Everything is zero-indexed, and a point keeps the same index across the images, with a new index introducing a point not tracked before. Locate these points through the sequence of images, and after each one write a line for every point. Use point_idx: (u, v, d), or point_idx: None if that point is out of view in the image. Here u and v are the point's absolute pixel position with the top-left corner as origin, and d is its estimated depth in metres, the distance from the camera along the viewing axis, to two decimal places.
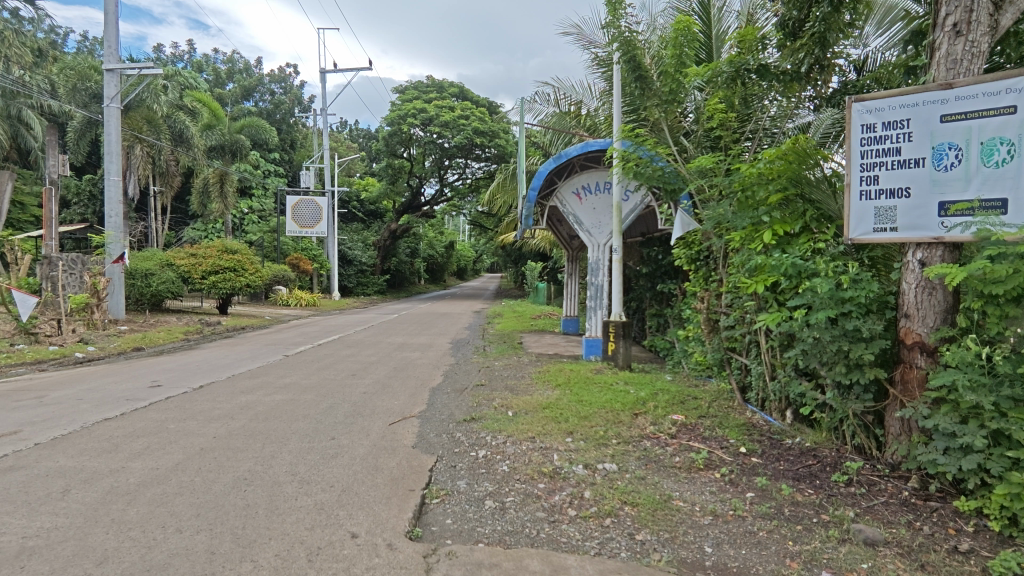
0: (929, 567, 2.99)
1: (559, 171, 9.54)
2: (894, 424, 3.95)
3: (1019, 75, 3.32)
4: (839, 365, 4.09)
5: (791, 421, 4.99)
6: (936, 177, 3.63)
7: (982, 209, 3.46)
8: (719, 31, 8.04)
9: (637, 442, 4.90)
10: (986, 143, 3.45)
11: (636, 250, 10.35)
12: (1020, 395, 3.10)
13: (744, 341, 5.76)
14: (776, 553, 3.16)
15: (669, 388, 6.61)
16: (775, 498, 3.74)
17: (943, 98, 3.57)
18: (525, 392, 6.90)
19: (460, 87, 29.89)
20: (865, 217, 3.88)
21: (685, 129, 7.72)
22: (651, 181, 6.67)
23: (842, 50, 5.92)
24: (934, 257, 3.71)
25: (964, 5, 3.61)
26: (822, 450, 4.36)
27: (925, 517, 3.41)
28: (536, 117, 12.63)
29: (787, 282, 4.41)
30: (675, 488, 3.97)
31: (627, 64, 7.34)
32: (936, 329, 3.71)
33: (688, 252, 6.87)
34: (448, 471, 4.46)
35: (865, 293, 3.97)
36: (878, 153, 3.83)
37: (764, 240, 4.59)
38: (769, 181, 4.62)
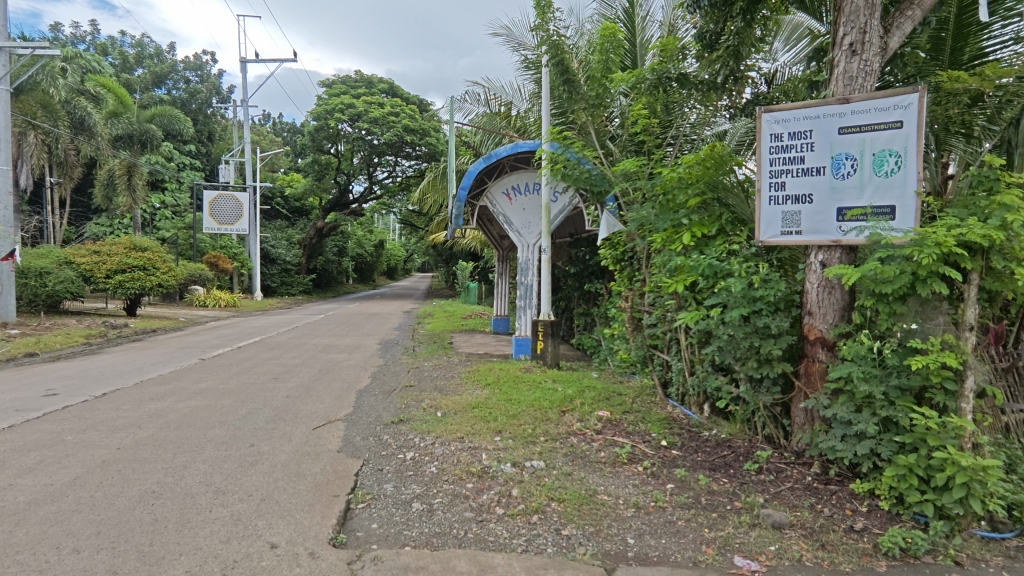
0: (828, 546, 3.22)
1: (490, 171, 9.58)
2: (799, 414, 4.24)
3: (905, 93, 3.64)
4: (751, 360, 4.36)
5: (708, 414, 5.25)
6: (835, 184, 3.91)
7: (874, 214, 3.76)
8: (643, 39, 8.33)
9: (563, 439, 4.99)
10: (877, 155, 3.75)
11: (566, 250, 10.55)
12: (906, 385, 3.42)
13: (666, 339, 6.01)
14: (693, 540, 3.31)
15: (595, 385, 6.78)
16: (693, 488, 3.92)
17: (841, 111, 3.86)
18: (454, 391, 6.88)
19: (390, 83, 29.41)
20: (773, 221, 4.14)
21: (611, 133, 7.94)
22: (578, 183, 6.85)
23: (754, 63, 6.26)
24: (833, 259, 4.02)
25: (860, 26, 3.92)
26: (735, 441, 4.63)
27: (826, 500, 3.67)
28: (467, 116, 12.60)
29: (704, 282, 4.63)
30: (600, 483, 4.07)
31: (556, 67, 7.49)
32: (835, 325, 4.02)
33: (613, 252, 7.04)
34: (375, 474, 4.36)
35: (774, 292, 4.24)
36: (785, 161, 4.10)
37: (683, 241, 4.80)
38: (688, 185, 4.87)
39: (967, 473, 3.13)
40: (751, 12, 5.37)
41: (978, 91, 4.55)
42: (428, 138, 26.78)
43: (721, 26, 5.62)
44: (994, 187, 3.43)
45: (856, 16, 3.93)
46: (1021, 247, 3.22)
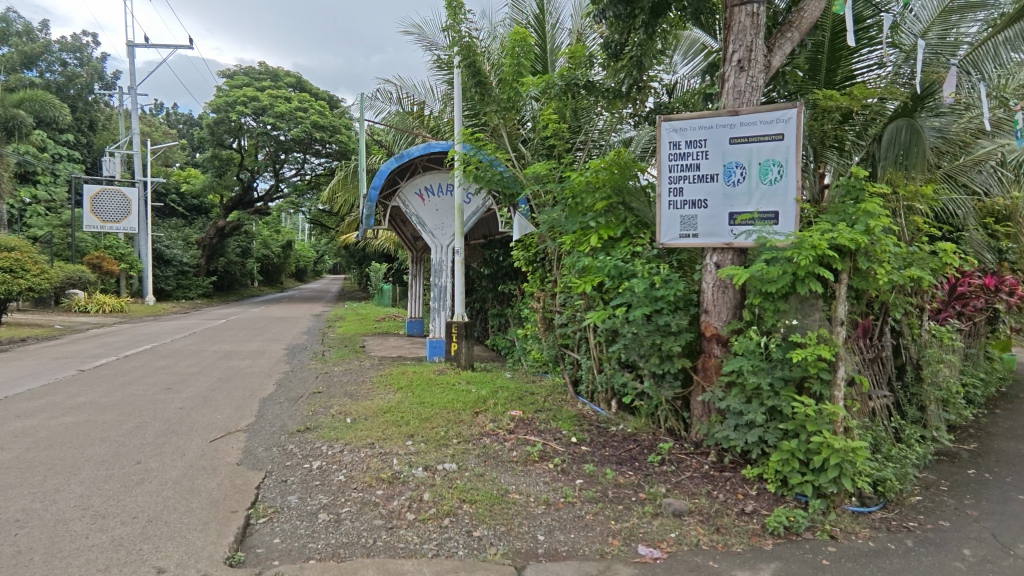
0: (722, 529, 3.44)
1: (402, 171, 9.43)
2: (697, 406, 4.50)
3: (786, 108, 3.96)
4: (654, 357, 4.59)
5: (615, 410, 5.45)
6: (727, 191, 4.19)
7: (760, 219, 4.06)
8: (553, 46, 8.51)
9: (476, 440, 4.99)
10: (762, 164, 4.06)
11: (479, 252, 10.57)
12: (788, 375, 3.72)
13: (576, 338, 6.18)
14: (601, 533, 3.42)
15: (508, 385, 6.84)
16: (601, 483, 4.04)
17: (732, 123, 4.14)
18: (365, 396, 6.69)
19: (297, 77, 28.18)
20: (673, 225, 4.37)
21: (523, 137, 8.05)
22: (491, 184, 6.93)
23: (656, 74, 6.57)
24: (726, 260, 4.31)
25: (746, 45, 4.22)
26: (640, 435, 4.84)
27: (720, 486, 3.92)
28: (378, 115, 12.30)
29: (610, 283, 4.80)
30: (511, 482, 4.11)
31: (467, 69, 7.49)
32: (728, 323, 4.29)
33: (525, 254, 7.07)
34: (278, 487, 4.14)
35: (674, 292, 4.47)
36: (682, 168, 4.33)
37: (591, 243, 4.96)
38: (595, 189, 5.06)
39: (839, 455, 3.47)
40: (653, 26, 5.61)
41: (849, 109, 5.03)
42: (339, 136, 25.88)
43: (625, 36, 5.87)
44: (860, 196, 3.81)
45: (744, 35, 4.24)
46: (881, 250, 3.60)
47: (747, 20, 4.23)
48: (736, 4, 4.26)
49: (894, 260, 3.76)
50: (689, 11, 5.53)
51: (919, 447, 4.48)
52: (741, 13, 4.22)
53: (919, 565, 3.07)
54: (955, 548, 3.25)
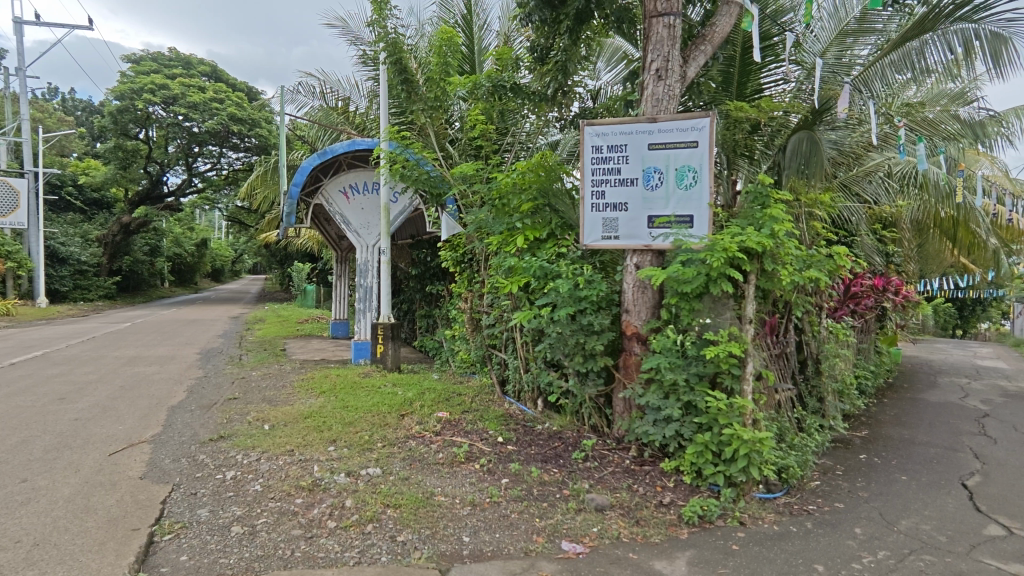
0: (641, 521, 3.56)
1: (326, 168, 9.15)
2: (618, 403, 4.64)
3: (700, 117, 4.16)
4: (578, 356, 4.70)
5: (541, 409, 5.54)
6: (646, 195, 4.35)
7: (676, 223, 4.24)
8: (480, 47, 8.53)
9: (402, 443, 4.91)
10: (679, 170, 4.24)
11: (407, 252, 10.43)
12: (702, 371, 3.91)
13: (503, 338, 6.22)
14: (525, 531, 3.45)
15: (435, 387, 6.77)
16: (526, 481, 4.08)
17: (650, 129, 4.31)
18: (285, 402, 6.41)
19: (213, 66, 26.69)
20: (595, 226, 4.50)
21: (450, 137, 8.00)
22: (417, 183, 6.88)
23: (580, 80, 6.72)
24: (645, 261, 4.47)
25: (664, 55, 4.40)
26: (565, 432, 4.94)
27: (641, 479, 4.06)
28: (299, 109, 11.84)
29: (535, 283, 4.87)
30: (437, 484, 4.07)
31: (394, 66, 7.38)
32: (647, 322, 4.45)
33: (453, 254, 7.02)
34: (186, 500, 3.89)
35: (597, 292, 4.59)
36: (604, 171, 4.46)
37: (517, 244, 5.03)
38: (521, 190, 5.13)
39: (748, 445, 3.68)
40: (577, 32, 5.74)
41: (758, 121, 5.37)
42: (259, 129, 24.63)
43: (551, 40, 5.98)
44: (766, 202, 4.06)
45: (662, 46, 4.41)
46: (784, 253, 3.85)
47: (664, 32, 4.41)
48: (654, 16, 4.43)
49: (796, 263, 4.03)
50: (612, 19, 5.69)
51: (818, 436, 4.84)
52: (659, 24, 4.39)
53: (817, 544, 3.31)
54: (848, 528, 3.52)
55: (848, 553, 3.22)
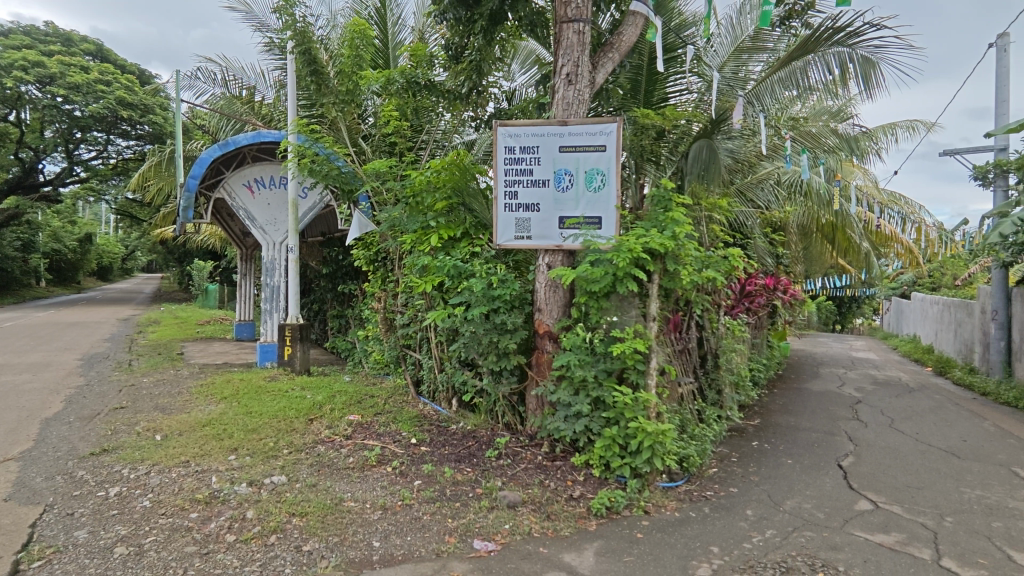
0: (552, 515, 3.64)
1: (228, 161, 8.63)
2: (531, 400, 4.72)
3: (608, 122, 4.30)
4: (491, 354, 4.73)
5: (456, 408, 5.52)
6: (557, 196, 4.45)
7: (585, 224, 4.37)
8: (395, 42, 8.35)
9: (310, 448, 4.72)
10: (588, 172, 4.37)
11: (318, 250, 10.05)
12: (609, 367, 4.07)
13: (417, 338, 6.15)
14: (437, 532, 3.43)
15: (347, 389, 6.57)
16: (439, 482, 4.05)
17: (561, 132, 4.41)
18: (181, 409, 5.97)
19: (97, 45, 24.37)
20: (508, 226, 4.55)
21: (363, 133, 7.79)
22: (328, 179, 6.64)
23: (495, 81, 6.76)
24: (556, 261, 4.57)
25: (574, 60, 4.52)
26: (479, 431, 4.95)
27: (552, 474, 4.15)
28: (198, 95, 11.06)
29: (449, 282, 4.84)
30: (347, 489, 3.95)
31: (302, 56, 6.97)
32: (559, 320, 4.55)
33: (366, 253, 6.85)
34: (61, 522, 3.52)
35: (510, 291, 4.63)
36: (517, 172, 4.51)
37: (431, 242, 4.99)
38: (436, 189, 5.11)
39: (651, 437, 3.85)
40: (491, 33, 5.75)
41: (662, 127, 5.55)
42: (152, 116, 22.69)
43: (466, 40, 5.96)
44: (668, 206, 4.27)
45: (572, 51, 4.53)
46: (685, 254, 4.07)
47: (574, 37, 4.53)
48: (564, 21, 4.54)
49: (695, 263, 4.27)
50: (525, 22, 5.76)
51: (716, 425, 5.15)
52: (569, 29, 4.50)
53: (713, 528, 3.53)
54: (740, 510, 3.79)
55: (740, 533, 3.46)
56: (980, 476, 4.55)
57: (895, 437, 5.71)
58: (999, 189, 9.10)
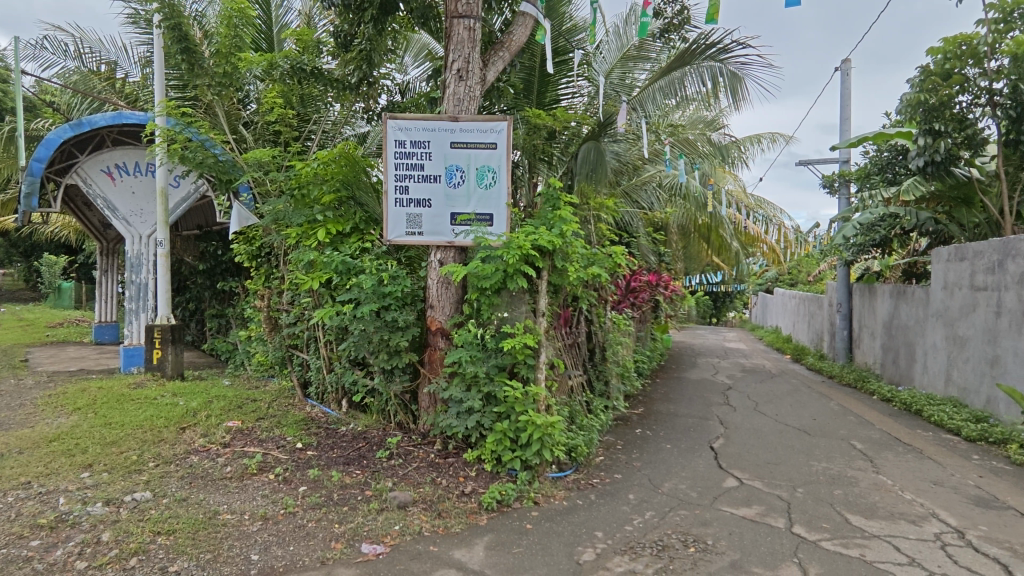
0: (444, 513, 3.62)
1: (80, 143, 7.62)
2: (424, 398, 4.67)
3: (498, 120, 4.39)
4: (382, 353, 4.61)
5: (346, 409, 5.33)
6: (448, 192, 4.45)
7: (477, 220, 4.43)
8: (280, 26, 7.85)
9: (181, 459, 4.34)
10: (479, 169, 4.43)
11: (194, 244, 9.29)
12: (500, 363, 4.12)
13: (305, 338, 5.86)
14: (323, 539, 3.28)
15: (225, 394, 6.12)
16: (326, 487, 3.89)
17: (452, 128, 4.40)
18: (23, 424, 5.25)
19: None
20: (399, 222, 4.45)
21: (244, 119, 7.26)
22: (203, 167, 6.13)
23: (387, 72, 6.59)
24: (448, 258, 4.55)
25: (465, 57, 4.51)
26: (370, 432, 4.82)
27: (444, 472, 4.13)
28: (44, 68, 9.73)
29: (336, 278, 4.65)
30: (223, 501, 3.68)
31: (170, 31, 6.15)
32: (451, 316, 4.55)
33: (249, 248, 6.34)
34: None
35: (401, 288, 4.55)
36: (408, 167, 4.43)
37: (318, 237, 4.78)
38: (323, 181, 4.90)
39: (541, 430, 3.95)
40: (382, 23, 5.62)
41: (553, 128, 5.64)
42: None
43: (355, 28, 5.71)
44: (557, 204, 4.40)
45: (462, 47, 4.51)
46: (571, 252, 4.22)
47: (465, 34, 4.51)
48: (455, 17, 4.52)
49: (581, 260, 4.43)
50: (416, 14, 5.66)
51: (603, 415, 5.39)
52: (460, 25, 4.49)
53: (598, 513, 3.69)
54: (623, 495, 3.99)
55: (622, 517, 3.65)
56: (826, 450, 5.13)
57: (759, 418, 6.30)
58: (842, 197, 10.31)
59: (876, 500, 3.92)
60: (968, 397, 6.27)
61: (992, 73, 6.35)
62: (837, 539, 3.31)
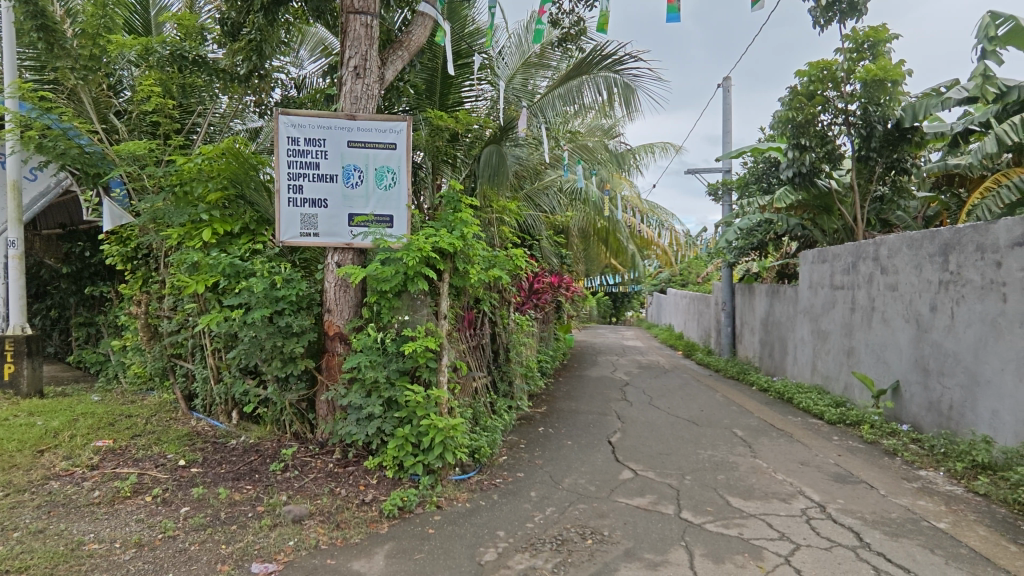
0: (342, 524, 3.50)
1: None
2: (321, 406, 4.50)
3: (397, 120, 4.34)
4: (276, 360, 4.38)
5: (236, 421, 5.00)
6: (346, 192, 4.31)
7: (375, 221, 4.33)
8: (158, 8, 7.23)
9: (37, 487, 3.87)
10: (378, 170, 4.34)
11: (55, 245, 8.33)
12: (402, 367, 4.04)
13: (188, 346, 5.44)
14: (207, 562, 3.05)
15: (95, 410, 5.53)
16: (212, 505, 3.63)
17: (349, 127, 4.28)
18: None
19: None
20: (292, 222, 4.24)
21: (115, 108, 6.60)
22: (65, 159, 5.52)
23: (280, 66, 6.28)
24: (346, 260, 4.41)
25: (362, 53, 4.40)
26: (263, 444, 4.57)
27: (344, 481, 4.00)
28: None
29: (224, 282, 4.37)
30: (89, 530, 3.32)
31: (23, 7, 5.44)
32: (349, 320, 4.42)
33: (122, 249, 5.79)
34: None
35: (295, 292, 4.34)
36: (301, 164, 4.25)
37: (202, 238, 4.45)
38: (208, 177, 4.56)
39: (442, 433, 3.91)
40: (273, 13, 5.31)
41: (455, 131, 5.60)
42: None
43: (243, 17, 5.36)
44: (458, 207, 4.40)
45: (359, 43, 4.40)
46: (472, 254, 4.24)
47: (361, 30, 4.40)
48: (351, 12, 4.40)
49: (482, 262, 4.47)
50: (310, 6, 5.43)
51: (506, 415, 5.46)
52: (356, 21, 4.37)
53: (500, 513, 3.73)
54: (525, 493, 4.06)
55: (523, 514, 3.71)
56: (712, 439, 5.52)
57: (653, 412, 6.66)
58: (725, 204, 11.17)
59: (753, 482, 4.28)
60: (829, 385, 7.00)
61: (848, 96, 7.14)
62: (719, 521, 3.58)
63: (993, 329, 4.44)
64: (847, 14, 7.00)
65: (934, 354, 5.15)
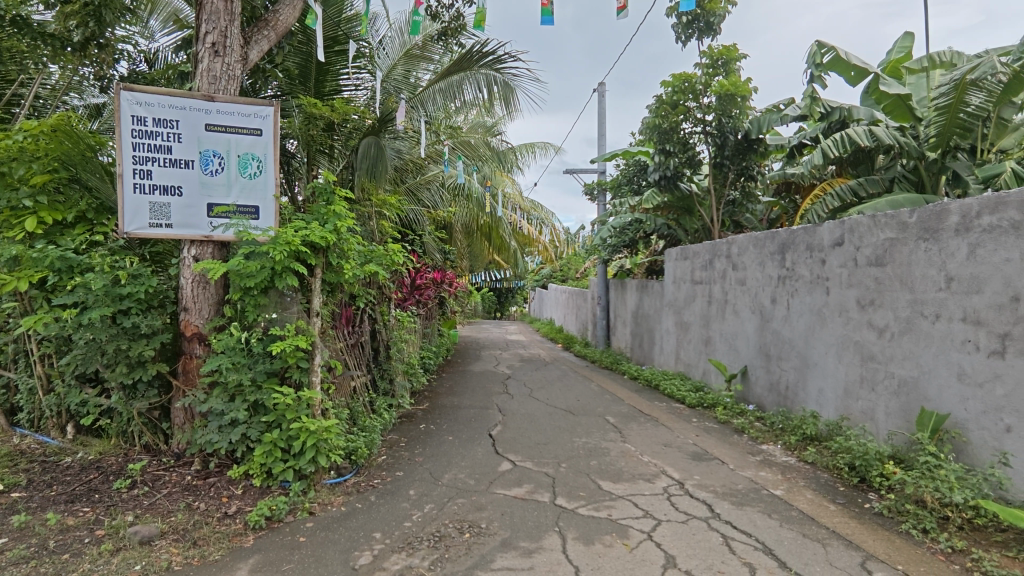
0: (200, 541, 3.22)
1: None
2: (178, 414, 4.11)
3: (263, 105, 4.07)
4: (120, 366, 3.91)
5: (72, 436, 4.42)
6: (204, 180, 3.96)
7: (238, 212, 4.03)
8: None
9: None
10: (241, 157, 4.05)
11: None
12: (270, 369, 3.80)
13: (8, 352, 4.70)
14: None
15: None
16: (37, 534, 3.16)
17: (207, 108, 3.93)
18: None
19: None
20: (139, 211, 3.80)
21: None
22: None
23: (126, 35, 5.62)
24: (206, 253, 4.06)
25: (220, 29, 4.05)
26: (106, 460, 4.09)
27: (203, 494, 3.69)
28: None
29: (53, 278, 3.82)
30: None
31: None
32: (209, 320, 4.08)
33: None
34: None
35: (144, 289, 3.89)
36: (150, 147, 3.83)
37: (24, 228, 3.83)
38: (32, 158, 3.95)
39: (315, 436, 3.73)
40: None
41: (331, 120, 5.29)
42: None
43: None
44: (331, 198, 4.17)
45: (217, 18, 4.04)
46: (347, 248, 4.09)
47: (220, 3, 4.05)
48: None
49: (358, 257, 4.32)
50: None
51: (386, 414, 5.34)
52: None
53: (377, 514, 3.63)
54: (404, 492, 3.99)
55: (401, 514, 3.64)
56: (586, 427, 5.79)
57: (532, 404, 6.86)
58: (600, 203, 11.75)
59: (622, 465, 4.55)
60: (690, 371, 7.64)
61: (705, 107, 7.80)
62: (591, 504, 3.76)
63: (819, 318, 5.08)
64: (704, 33, 7.64)
65: (774, 341, 5.79)
